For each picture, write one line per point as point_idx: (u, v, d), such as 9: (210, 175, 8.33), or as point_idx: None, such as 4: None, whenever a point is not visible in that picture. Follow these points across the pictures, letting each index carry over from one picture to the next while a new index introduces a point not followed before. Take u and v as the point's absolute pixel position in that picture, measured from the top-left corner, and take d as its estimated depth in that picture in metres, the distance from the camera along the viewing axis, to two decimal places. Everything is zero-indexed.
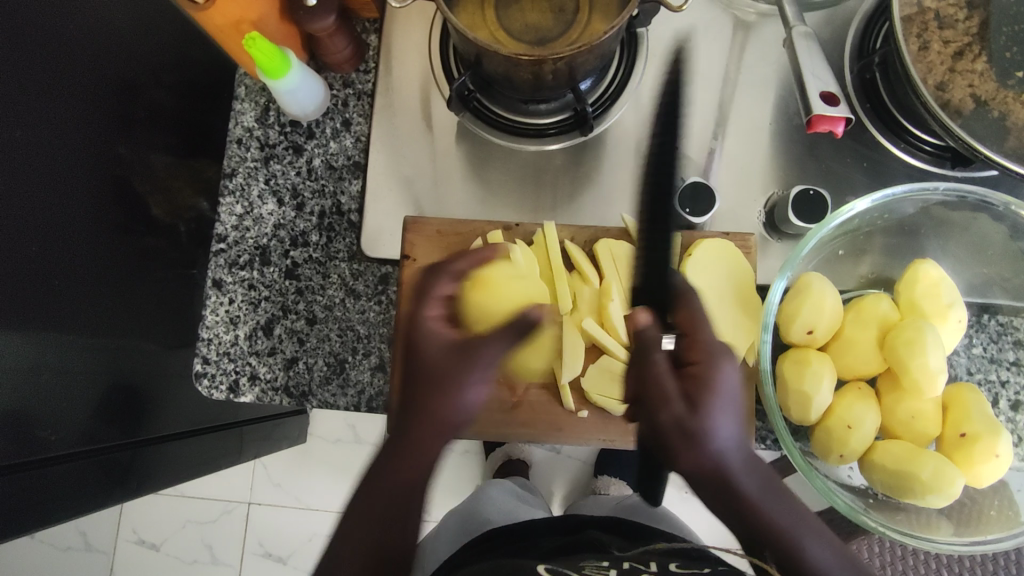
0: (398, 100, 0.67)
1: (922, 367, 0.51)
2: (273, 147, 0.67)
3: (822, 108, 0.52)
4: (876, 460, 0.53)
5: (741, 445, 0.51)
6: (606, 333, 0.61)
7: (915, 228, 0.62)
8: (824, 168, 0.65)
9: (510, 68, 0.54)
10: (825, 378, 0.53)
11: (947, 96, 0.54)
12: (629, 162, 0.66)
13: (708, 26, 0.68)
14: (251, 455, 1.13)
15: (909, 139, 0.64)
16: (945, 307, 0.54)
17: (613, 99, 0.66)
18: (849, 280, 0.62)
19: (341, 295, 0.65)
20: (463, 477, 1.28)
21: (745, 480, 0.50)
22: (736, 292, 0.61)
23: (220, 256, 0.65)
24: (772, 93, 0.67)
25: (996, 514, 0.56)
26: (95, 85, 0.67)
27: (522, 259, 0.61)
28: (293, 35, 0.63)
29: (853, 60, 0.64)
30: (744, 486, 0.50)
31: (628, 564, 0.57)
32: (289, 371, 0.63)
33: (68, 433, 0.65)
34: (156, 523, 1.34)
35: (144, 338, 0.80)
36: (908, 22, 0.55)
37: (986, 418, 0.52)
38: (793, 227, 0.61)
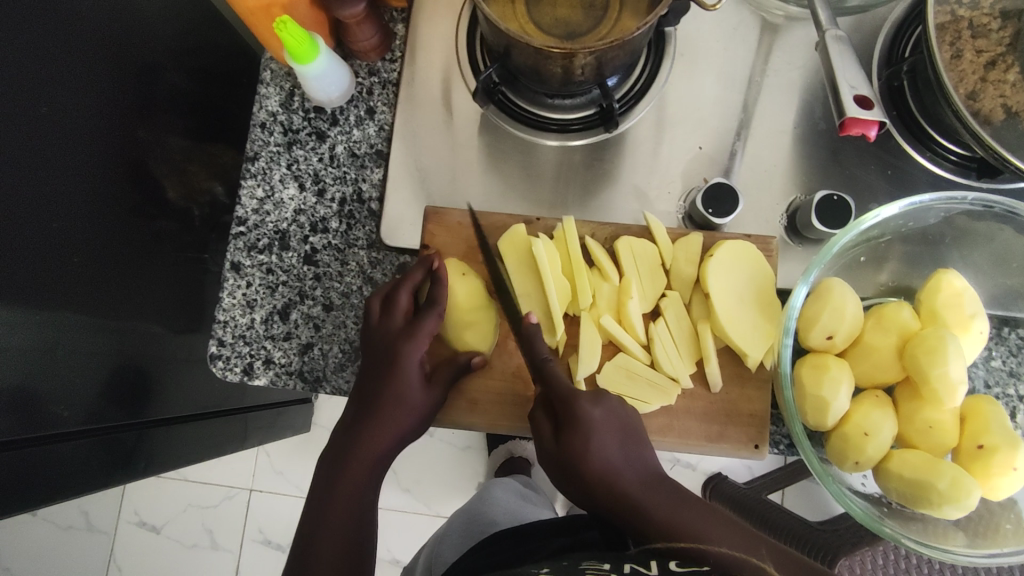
0: (423, 90, 0.67)
1: (942, 376, 0.51)
2: (296, 132, 0.67)
3: (855, 112, 0.52)
4: (892, 468, 0.53)
5: (642, 481, 0.52)
6: (624, 330, 0.62)
7: (938, 238, 0.62)
8: (847, 175, 0.65)
9: (539, 61, 0.54)
10: (843, 384, 0.53)
11: (977, 105, 0.54)
12: (652, 160, 0.66)
13: (736, 27, 0.67)
14: (256, 442, 1.13)
15: (934, 149, 0.63)
16: (968, 317, 0.54)
17: (639, 96, 0.66)
18: (868, 287, 0.62)
19: (358, 283, 0.65)
20: (466, 472, 1.28)
21: (655, 511, 0.50)
22: (756, 294, 0.61)
23: (239, 239, 0.65)
24: (798, 97, 0.66)
25: (1012, 528, 0.55)
26: (119, 64, 0.67)
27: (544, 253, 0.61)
28: (323, 22, 0.64)
29: (881, 66, 0.64)
30: (653, 516, 0.50)
31: (630, 568, 0.48)
32: (304, 356, 0.64)
33: (76, 409, 0.66)
34: (157, 506, 1.34)
35: (154, 320, 0.80)
36: (941, 30, 0.55)
37: (1004, 430, 0.52)
38: (816, 232, 0.61)
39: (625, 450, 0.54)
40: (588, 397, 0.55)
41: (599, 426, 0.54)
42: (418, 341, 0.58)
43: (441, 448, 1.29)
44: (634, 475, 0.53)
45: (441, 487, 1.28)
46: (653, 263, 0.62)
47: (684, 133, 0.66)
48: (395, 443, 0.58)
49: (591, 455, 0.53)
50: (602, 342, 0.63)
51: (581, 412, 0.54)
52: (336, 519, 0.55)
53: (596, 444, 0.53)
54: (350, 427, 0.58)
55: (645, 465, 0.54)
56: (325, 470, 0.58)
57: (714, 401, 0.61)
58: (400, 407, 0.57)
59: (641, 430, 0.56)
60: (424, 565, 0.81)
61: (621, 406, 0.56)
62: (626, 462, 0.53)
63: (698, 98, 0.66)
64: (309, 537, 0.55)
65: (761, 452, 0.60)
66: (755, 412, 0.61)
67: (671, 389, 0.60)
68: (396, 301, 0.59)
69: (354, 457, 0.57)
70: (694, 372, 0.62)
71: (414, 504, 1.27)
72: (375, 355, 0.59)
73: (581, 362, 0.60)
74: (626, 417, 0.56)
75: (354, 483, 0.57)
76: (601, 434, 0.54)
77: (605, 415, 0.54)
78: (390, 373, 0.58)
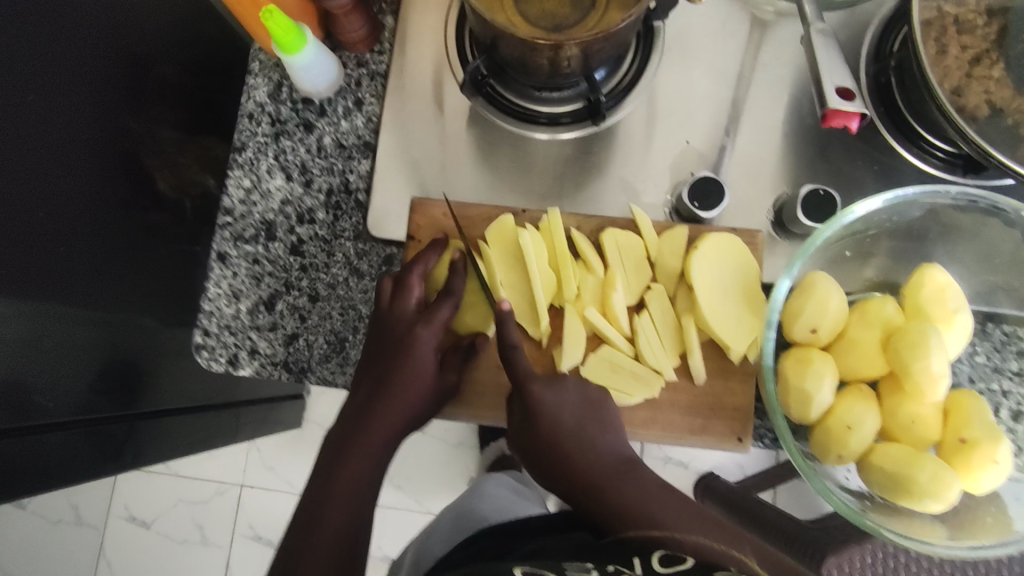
0: (411, 83, 0.67)
1: (924, 369, 0.51)
2: (284, 123, 0.67)
3: (837, 103, 0.52)
4: (873, 461, 0.53)
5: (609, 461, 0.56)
6: (608, 322, 0.62)
7: (923, 232, 0.62)
8: (834, 170, 0.65)
9: (526, 53, 0.54)
10: (826, 377, 0.53)
11: (962, 101, 0.54)
12: (640, 154, 0.66)
13: (725, 21, 0.67)
14: (246, 436, 1.13)
15: (921, 146, 0.63)
16: (951, 312, 0.54)
17: (627, 90, 0.65)
18: (855, 282, 0.61)
19: (344, 274, 0.65)
20: (457, 469, 1.28)
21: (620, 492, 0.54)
22: (742, 286, 0.61)
23: (225, 229, 0.65)
24: (786, 92, 0.66)
25: (992, 521, 0.55)
26: (109, 53, 0.67)
27: (531, 245, 0.61)
28: (311, 12, 0.64)
29: (868, 62, 0.64)
30: (616, 495, 0.54)
31: (613, 566, 0.49)
32: (289, 347, 0.64)
33: (65, 400, 0.65)
34: (149, 501, 1.34)
35: (144, 313, 0.80)
36: (927, 26, 0.54)
37: (985, 423, 0.52)
38: (802, 226, 0.61)
39: (581, 431, 0.56)
40: (542, 381, 0.57)
41: (551, 410, 0.56)
42: (432, 327, 0.59)
43: (432, 444, 1.28)
44: (590, 460, 0.56)
45: (432, 483, 1.28)
46: (638, 257, 0.63)
47: (672, 128, 0.66)
48: (406, 421, 0.59)
49: (540, 432, 0.56)
50: (587, 335, 0.63)
51: (533, 399, 0.56)
52: (342, 500, 0.55)
53: (547, 425, 0.56)
54: (361, 407, 0.59)
55: (607, 447, 0.56)
56: (333, 451, 0.58)
57: (698, 395, 0.61)
58: (410, 388, 0.58)
59: (604, 410, 0.58)
60: (411, 561, 0.81)
61: (583, 390, 0.58)
62: (581, 443, 0.56)
63: (686, 92, 0.66)
64: (313, 516, 0.55)
65: (744, 445, 0.61)
66: (738, 406, 0.61)
67: (653, 381, 0.60)
68: (408, 287, 0.59)
69: (364, 438, 0.58)
70: (678, 364, 0.62)
71: (404, 500, 1.27)
72: (389, 338, 0.59)
73: (565, 354, 0.60)
74: (590, 399, 0.58)
75: (362, 462, 0.57)
76: (556, 415, 0.56)
77: (556, 400, 0.56)
78: (403, 358, 0.58)
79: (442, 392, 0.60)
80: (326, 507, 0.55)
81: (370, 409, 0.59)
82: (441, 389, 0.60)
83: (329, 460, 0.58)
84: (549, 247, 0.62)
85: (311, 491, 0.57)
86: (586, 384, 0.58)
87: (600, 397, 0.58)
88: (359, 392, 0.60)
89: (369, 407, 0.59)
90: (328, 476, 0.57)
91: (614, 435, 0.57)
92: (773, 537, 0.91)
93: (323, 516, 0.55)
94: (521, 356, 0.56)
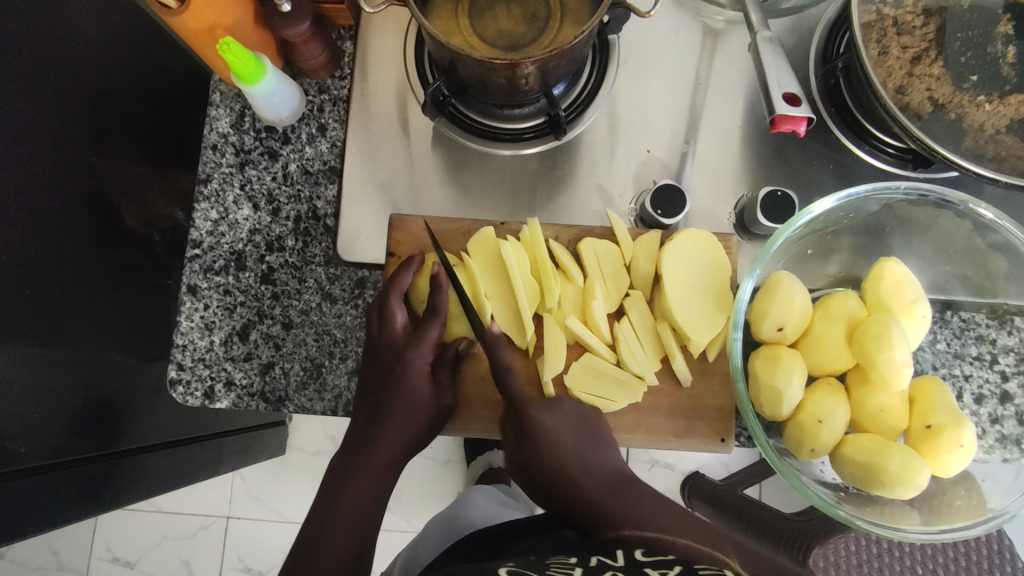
0: (374, 106, 0.67)
1: (889, 361, 0.52)
2: (248, 153, 0.67)
3: (785, 109, 0.54)
4: (846, 453, 0.54)
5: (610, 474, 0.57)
6: (589, 330, 0.62)
7: (881, 227, 0.64)
8: (791, 171, 0.67)
9: (483, 73, 0.55)
10: (796, 374, 0.54)
11: (906, 99, 0.56)
12: (603, 165, 0.67)
13: (678, 31, 0.69)
14: (230, 466, 1.11)
15: (873, 142, 0.65)
16: (910, 303, 0.56)
17: (587, 103, 0.67)
18: (818, 279, 0.63)
19: (316, 300, 0.65)
20: (445, 486, 1.28)
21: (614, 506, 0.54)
22: (711, 283, 0.62)
23: (195, 262, 0.65)
24: (741, 98, 0.68)
25: (963, 503, 0.57)
26: (66, 91, 0.66)
27: (512, 256, 0.62)
28: (269, 42, 0.64)
29: (817, 65, 0.66)
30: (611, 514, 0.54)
31: (596, 560, 0.49)
32: (265, 376, 0.63)
33: (39, 444, 0.64)
34: (133, 540, 1.31)
35: (119, 351, 0.79)
36: (866, 29, 0.57)
37: (950, 409, 0.54)
38: (763, 227, 0.63)
39: (581, 453, 0.57)
40: (539, 405, 0.58)
41: (550, 432, 0.57)
42: (424, 351, 0.59)
43: (419, 462, 1.28)
44: (587, 476, 0.56)
45: (420, 502, 1.27)
46: (615, 263, 0.63)
47: (633, 137, 0.67)
48: (405, 448, 0.60)
49: (543, 457, 0.56)
50: (568, 343, 0.63)
51: (530, 420, 0.57)
52: (345, 525, 0.56)
53: (546, 448, 0.56)
54: (360, 436, 0.59)
55: (607, 466, 0.57)
56: (336, 473, 0.59)
57: (681, 396, 0.62)
58: (406, 414, 0.59)
59: (603, 430, 0.59)
60: (400, 566, 0.80)
61: (578, 410, 0.59)
62: (580, 464, 0.56)
63: (644, 102, 0.68)
64: (315, 539, 0.56)
65: (728, 446, 0.61)
66: (720, 406, 0.61)
67: (637, 386, 0.61)
68: (392, 313, 0.60)
69: (365, 462, 0.58)
70: (661, 368, 0.62)
71: (394, 521, 1.26)
72: (381, 366, 0.59)
73: (547, 364, 0.60)
74: (585, 417, 0.59)
75: (363, 488, 0.58)
76: (554, 438, 0.57)
77: (555, 421, 0.57)
78: (397, 384, 0.59)
79: (437, 415, 0.60)
80: (331, 529, 0.56)
81: (372, 436, 0.59)
82: (436, 413, 0.60)
83: (329, 486, 0.59)
84: (532, 259, 0.63)
85: (315, 513, 0.58)
86: (581, 404, 0.60)
87: (595, 416, 0.59)
88: (357, 423, 0.60)
89: (369, 435, 0.59)
90: (328, 503, 0.57)
91: (613, 455, 0.58)
92: (761, 533, 0.92)
93: (325, 539, 0.55)
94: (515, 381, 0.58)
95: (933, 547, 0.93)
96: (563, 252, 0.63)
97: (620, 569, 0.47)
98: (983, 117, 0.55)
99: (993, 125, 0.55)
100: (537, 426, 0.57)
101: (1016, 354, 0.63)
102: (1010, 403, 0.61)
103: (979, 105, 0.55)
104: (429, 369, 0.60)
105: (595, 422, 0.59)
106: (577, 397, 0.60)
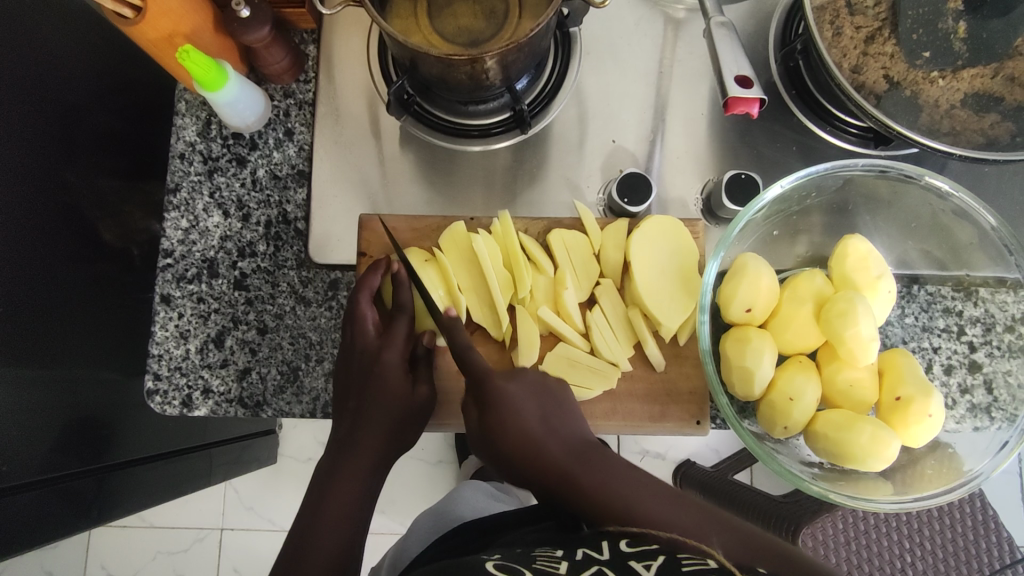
0: (341, 108, 0.68)
1: (855, 336, 0.53)
2: (216, 160, 0.67)
3: (737, 92, 0.55)
4: (818, 429, 0.55)
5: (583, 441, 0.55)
6: (562, 320, 0.63)
7: (845, 205, 0.65)
8: (756, 154, 0.68)
9: (445, 70, 0.55)
10: (765, 354, 0.55)
11: (861, 78, 0.57)
12: (571, 156, 0.68)
13: (639, 22, 0.70)
14: (221, 477, 1.11)
15: (834, 124, 0.66)
16: (875, 279, 0.57)
17: (552, 95, 0.67)
18: (787, 259, 0.64)
19: (290, 303, 0.65)
20: (439, 486, 1.28)
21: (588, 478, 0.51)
22: (679, 268, 0.63)
23: (167, 271, 0.65)
24: (704, 85, 0.69)
25: (934, 472, 0.58)
26: (34, 107, 0.66)
27: (484, 249, 0.62)
28: (231, 48, 0.64)
29: (776, 49, 0.67)
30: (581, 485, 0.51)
31: (583, 552, 0.45)
32: (242, 382, 0.63)
33: (26, 461, 0.64)
34: (127, 556, 1.30)
35: (104, 365, 0.79)
36: (820, 11, 0.58)
37: (918, 380, 0.54)
38: (728, 211, 0.64)
39: (545, 421, 0.55)
40: (500, 376, 0.56)
41: (512, 402, 0.55)
42: (396, 347, 0.60)
43: (412, 464, 1.28)
44: (554, 444, 0.54)
45: (414, 503, 1.27)
46: (584, 253, 0.64)
47: (600, 128, 0.68)
48: (388, 448, 0.60)
49: (504, 435, 0.54)
50: (542, 334, 0.63)
51: (493, 389, 0.55)
52: (332, 523, 0.56)
53: (511, 421, 0.54)
54: (345, 440, 0.60)
55: (572, 433, 0.55)
56: (320, 479, 0.59)
57: (655, 381, 0.62)
58: (390, 411, 0.59)
59: (560, 398, 0.57)
60: (389, 562, 0.80)
61: (539, 379, 0.58)
62: (547, 431, 0.54)
63: (609, 93, 0.69)
64: (305, 542, 0.55)
65: (703, 428, 0.61)
66: (694, 389, 0.62)
67: (610, 373, 0.61)
68: (363, 314, 0.60)
69: (351, 464, 0.58)
70: (634, 354, 0.63)
71: (389, 524, 1.26)
72: (358, 368, 0.60)
73: (521, 356, 0.61)
74: (545, 387, 0.58)
75: (351, 490, 0.58)
76: (516, 408, 0.55)
77: (517, 390, 0.56)
78: (376, 384, 0.59)
79: (417, 409, 0.60)
80: (320, 529, 0.55)
81: (355, 441, 0.59)
82: (417, 407, 0.60)
83: (318, 488, 0.58)
84: (503, 251, 0.63)
85: (301, 518, 0.57)
86: (542, 376, 0.59)
87: (550, 384, 0.58)
88: (340, 427, 0.60)
89: (353, 437, 0.59)
90: (316, 504, 0.57)
91: (576, 424, 0.56)
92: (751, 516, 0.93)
93: (314, 539, 0.55)
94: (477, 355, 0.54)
95: (919, 521, 0.94)
96: (534, 245, 0.63)
97: (607, 564, 0.43)
98: (938, 93, 0.56)
99: (947, 100, 0.56)
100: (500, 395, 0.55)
101: (982, 324, 0.64)
102: (979, 372, 0.63)
103: (933, 81, 0.56)
104: (403, 365, 0.60)
105: (566, 404, 0.57)
106: None
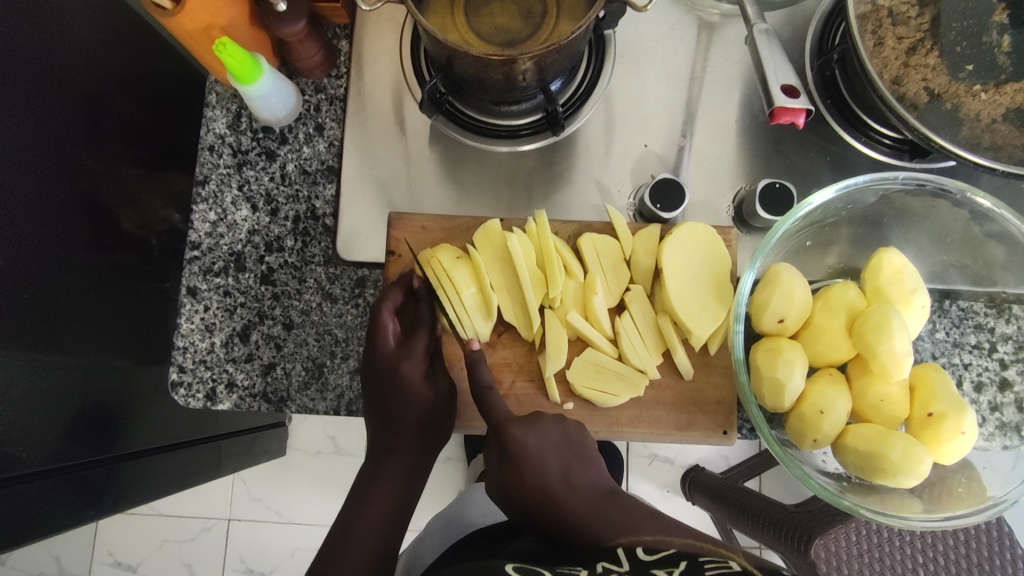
0: (371, 105, 0.67)
1: (889, 350, 0.52)
2: (246, 153, 0.67)
3: (783, 101, 0.54)
4: (848, 443, 0.54)
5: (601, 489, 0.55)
6: (590, 325, 0.63)
7: (879, 218, 0.64)
8: (789, 163, 0.67)
9: (481, 69, 0.55)
10: (797, 365, 0.54)
11: (902, 89, 0.56)
12: (602, 159, 0.67)
13: (673, 26, 0.69)
14: (230, 469, 1.11)
15: (869, 134, 0.66)
16: (909, 293, 0.56)
17: (583, 99, 0.67)
18: (817, 270, 0.64)
19: (317, 299, 0.65)
20: (446, 484, 1.28)
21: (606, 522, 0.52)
22: (712, 276, 0.62)
23: (194, 264, 0.65)
24: (737, 92, 0.68)
25: (964, 490, 0.58)
26: (61, 95, 0.66)
27: (519, 248, 0.62)
28: (264, 41, 0.63)
29: (812, 57, 0.67)
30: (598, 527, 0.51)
31: (601, 565, 0.47)
32: (266, 377, 0.63)
33: (40, 449, 0.64)
34: (133, 543, 1.30)
35: (117, 353, 0.78)
36: (862, 20, 0.57)
37: (951, 396, 0.54)
38: (761, 220, 0.63)
39: (566, 472, 0.55)
40: (521, 424, 0.56)
41: (534, 452, 0.55)
42: (412, 357, 0.59)
43: None
44: (574, 497, 0.54)
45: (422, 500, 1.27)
46: (615, 257, 0.63)
47: (631, 132, 0.67)
48: (416, 463, 0.60)
49: (525, 485, 0.55)
50: (570, 338, 0.63)
51: (514, 442, 0.55)
52: (372, 523, 0.57)
53: (532, 469, 0.55)
54: (379, 449, 0.60)
55: (594, 485, 0.56)
56: (352, 504, 0.58)
57: (683, 389, 0.62)
58: (415, 418, 0.59)
59: (585, 448, 0.58)
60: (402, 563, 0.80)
61: (563, 429, 0.58)
62: (568, 485, 0.55)
63: (641, 97, 0.68)
64: (343, 539, 0.56)
65: (730, 438, 0.61)
66: (722, 399, 0.61)
67: (639, 381, 0.61)
68: (382, 326, 0.59)
69: (386, 474, 0.59)
70: (662, 361, 0.62)
71: None
72: (376, 380, 0.59)
73: (549, 360, 0.61)
74: (568, 436, 0.58)
75: (383, 508, 0.57)
76: (538, 456, 0.55)
77: (538, 441, 0.56)
78: (396, 394, 0.58)
79: (440, 413, 0.59)
80: (358, 530, 0.56)
81: (392, 446, 0.59)
82: (439, 409, 0.59)
83: (352, 503, 0.58)
84: (538, 252, 0.63)
85: (340, 520, 0.58)
86: (564, 422, 0.59)
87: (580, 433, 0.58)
88: (374, 435, 0.60)
89: (388, 442, 0.59)
90: (354, 511, 0.58)
91: (598, 473, 0.57)
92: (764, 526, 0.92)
93: (354, 533, 0.56)
94: (496, 397, 0.56)
95: (933, 535, 0.93)
96: (566, 249, 0.63)
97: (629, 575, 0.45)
98: (979, 106, 0.56)
99: (989, 114, 0.56)
100: (520, 443, 0.55)
101: (1014, 342, 0.63)
102: (1009, 391, 0.62)
103: (975, 95, 0.56)
104: (423, 373, 0.59)
105: (585, 449, 0.58)
106: (580, 393, 0.61)
